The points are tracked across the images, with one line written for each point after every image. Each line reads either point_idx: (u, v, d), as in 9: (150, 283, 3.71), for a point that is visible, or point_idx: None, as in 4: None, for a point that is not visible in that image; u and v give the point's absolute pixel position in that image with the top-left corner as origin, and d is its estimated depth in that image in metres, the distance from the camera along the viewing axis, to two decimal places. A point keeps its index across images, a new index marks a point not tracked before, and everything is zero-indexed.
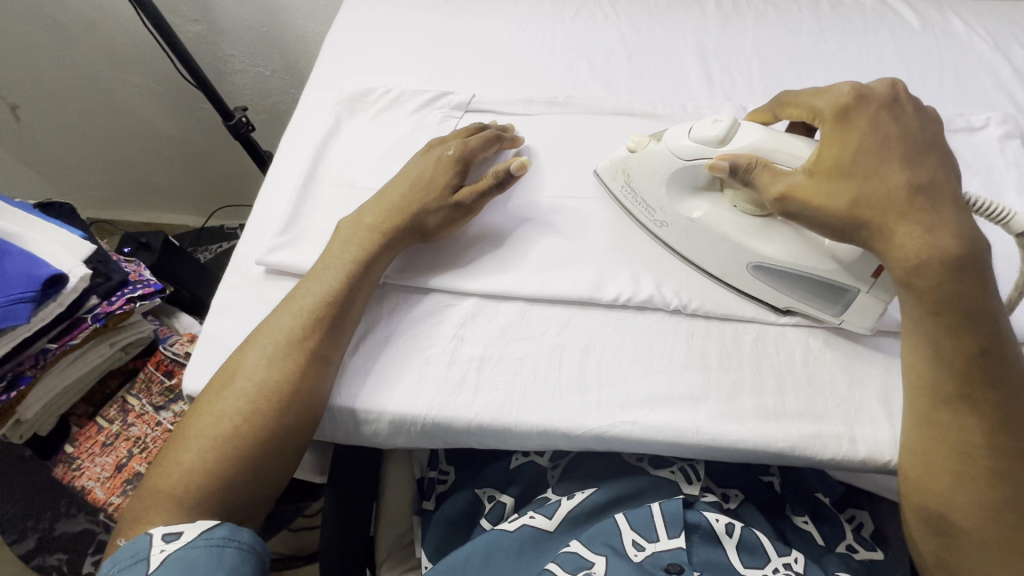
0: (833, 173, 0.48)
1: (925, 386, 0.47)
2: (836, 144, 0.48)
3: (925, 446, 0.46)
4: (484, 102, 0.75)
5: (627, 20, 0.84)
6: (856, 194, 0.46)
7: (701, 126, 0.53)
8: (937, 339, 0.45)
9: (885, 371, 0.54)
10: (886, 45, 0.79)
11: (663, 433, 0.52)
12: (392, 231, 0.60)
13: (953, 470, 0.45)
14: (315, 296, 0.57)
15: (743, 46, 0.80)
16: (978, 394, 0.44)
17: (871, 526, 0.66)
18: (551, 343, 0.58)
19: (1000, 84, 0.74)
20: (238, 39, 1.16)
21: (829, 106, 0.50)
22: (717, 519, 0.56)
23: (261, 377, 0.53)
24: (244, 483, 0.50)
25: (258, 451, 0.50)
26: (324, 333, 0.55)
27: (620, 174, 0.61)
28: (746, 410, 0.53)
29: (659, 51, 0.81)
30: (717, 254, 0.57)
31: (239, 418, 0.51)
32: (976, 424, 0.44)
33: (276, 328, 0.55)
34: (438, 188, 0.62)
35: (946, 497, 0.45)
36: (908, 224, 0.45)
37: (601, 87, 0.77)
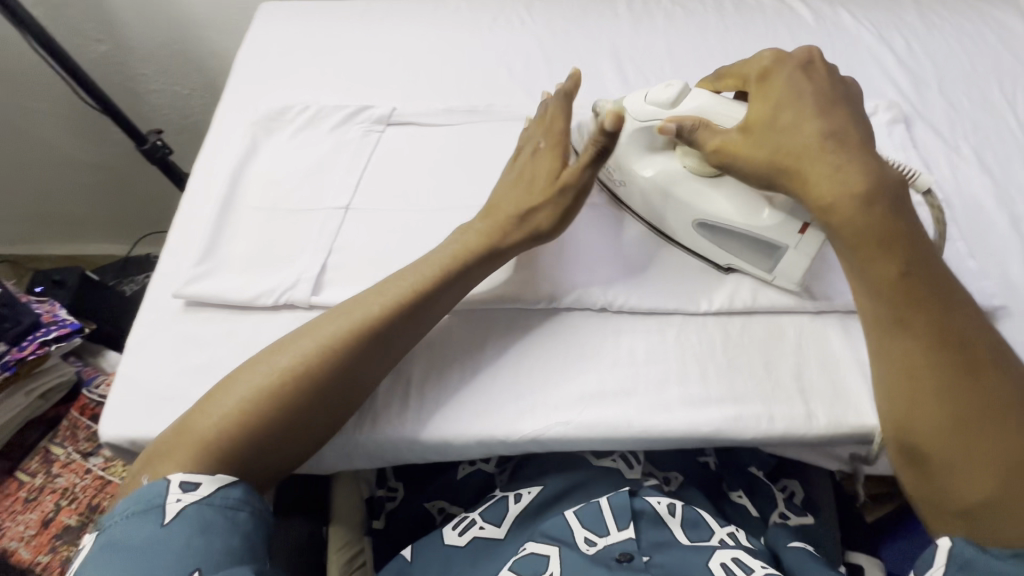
0: (761, 128, 0.51)
1: (868, 323, 0.49)
2: (763, 102, 0.52)
3: (884, 384, 0.48)
4: (405, 114, 0.74)
5: (544, 24, 0.86)
6: (776, 146, 0.49)
7: (656, 91, 0.58)
8: (868, 271, 0.48)
9: (798, 347, 0.58)
10: (785, 40, 0.84)
11: (596, 430, 0.54)
12: (489, 229, 0.59)
13: (909, 398, 0.46)
14: (405, 277, 0.56)
15: (655, 46, 0.84)
16: (907, 315, 0.47)
17: (801, 492, 0.71)
18: (504, 355, 0.58)
19: (885, 72, 0.81)
20: (148, 57, 1.10)
21: (755, 71, 0.55)
22: (659, 502, 0.58)
23: (340, 340, 0.52)
24: (272, 445, 0.49)
25: (298, 416, 0.50)
26: (401, 321, 0.54)
27: (586, 136, 0.67)
28: (673, 399, 0.55)
29: (576, 55, 0.83)
30: (667, 213, 0.62)
31: (298, 374, 0.50)
32: (914, 344, 0.46)
33: (365, 297, 0.55)
34: (545, 177, 0.60)
35: (916, 423, 0.46)
36: (820, 166, 0.47)
37: (522, 92, 0.78)
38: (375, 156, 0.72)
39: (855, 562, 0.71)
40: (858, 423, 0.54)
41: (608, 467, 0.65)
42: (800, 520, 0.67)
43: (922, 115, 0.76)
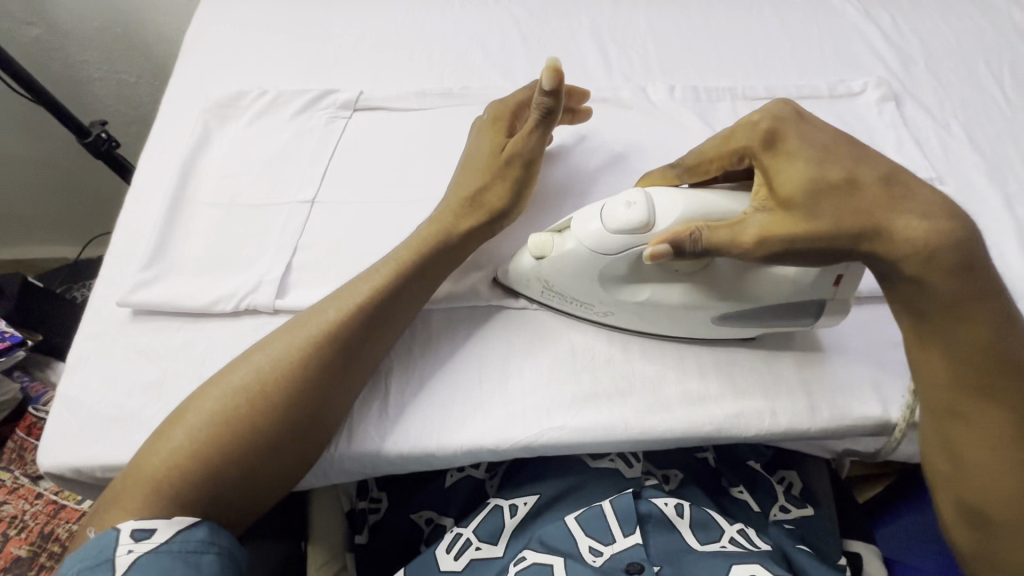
0: (801, 198, 0.43)
1: (947, 385, 0.44)
2: (794, 165, 0.43)
3: (961, 446, 0.45)
4: (373, 98, 0.69)
5: (519, 2, 0.81)
6: (838, 211, 0.42)
7: (614, 211, 0.46)
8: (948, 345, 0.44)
9: (798, 338, 0.55)
10: (770, 17, 0.81)
11: (592, 435, 0.50)
12: (447, 221, 0.54)
13: (994, 465, 0.44)
14: (360, 286, 0.52)
15: (637, 24, 0.79)
16: (998, 379, 0.43)
17: (799, 483, 0.69)
18: (520, 363, 0.54)
19: (872, 48, 0.78)
20: (88, 42, 1.01)
21: (752, 138, 0.46)
22: (667, 503, 0.55)
23: (292, 357, 0.48)
24: (228, 480, 0.44)
25: (254, 445, 0.45)
26: (359, 331, 0.50)
27: (535, 281, 0.54)
28: (672, 398, 0.52)
29: (554, 34, 0.78)
30: (679, 320, 0.52)
31: (248, 400, 0.46)
32: (1003, 409, 0.44)
33: (315, 310, 0.51)
34: (491, 156, 0.56)
35: (989, 492, 0.44)
36: (902, 217, 0.42)
37: (498, 74, 0.73)
38: (341, 145, 0.66)
39: (854, 551, 0.71)
40: (862, 415, 0.52)
41: (606, 469, 0.61)
42: (801, 513, 0.66)
43: (911, 93, 0.74)
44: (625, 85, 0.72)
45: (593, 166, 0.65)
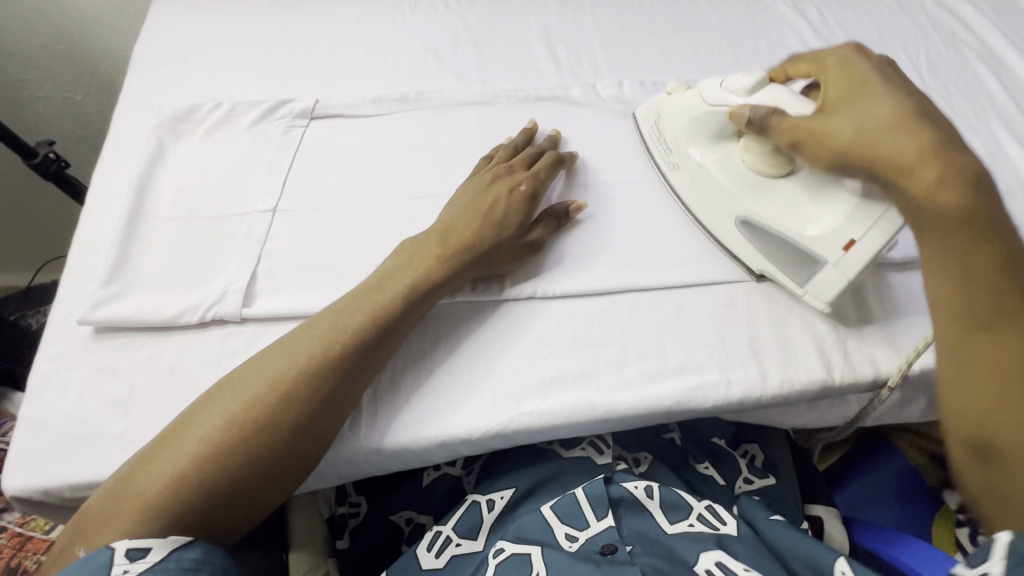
0: (839, 108, 0.51)
1: (956, 305, 0.46)
2: (840, 83, 0.52)
3: (970, 367, 0.46)
4: (330, 106, 0.70)
5: (469, 7, 0.84)
6: (856, 126, 0.49)
7: (733, 78, 0.58)
8: (962, 268, 0.46)
9: (747, 314, 0.59)
10: (708, 13, 0.85)
11: (560, 416, 0.53)
12: (460, 264, 0.56)
13: (1002, 389, 0.44)
14: (359, 307, 0.52)
15: (584, 24, 0.83)
16: (1011, 305, 0.45)
17: (761, 455, 0.74)
18: (511, 360, 0.55)
19: (802, 41, 0.84)
20: (29, 60, 0.98)
21: (834, 56, 0.55)
22: (637, 486, 0.58)
23: (291, 380, 0.48)
24: (220, 499, 0.44)
25: (249, 465, 0.45)
26: (356, 354, 0.50)
27: (653, 112, 0.67)
28: (633, 376, 0.55)
29: (504, 37, 0.81)
30: (714, 205, 0.61)
31: (244, 420, 0.46)
32: (1012, 335, 0.45)
33: (311, 329, 0.51)
34: (512, 223, 0.59)
35: (999, 415, 0.44)
36: (913, 138, 0.46)
37: (452, 77, 0.75)
38: (300, 153, 0.67)
39: (815, 513, 0.75)
40: (808, 379, 0.56)
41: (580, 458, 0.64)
42: (763, 482, 0.70)
43: None
44: (575, 83, 0.75)
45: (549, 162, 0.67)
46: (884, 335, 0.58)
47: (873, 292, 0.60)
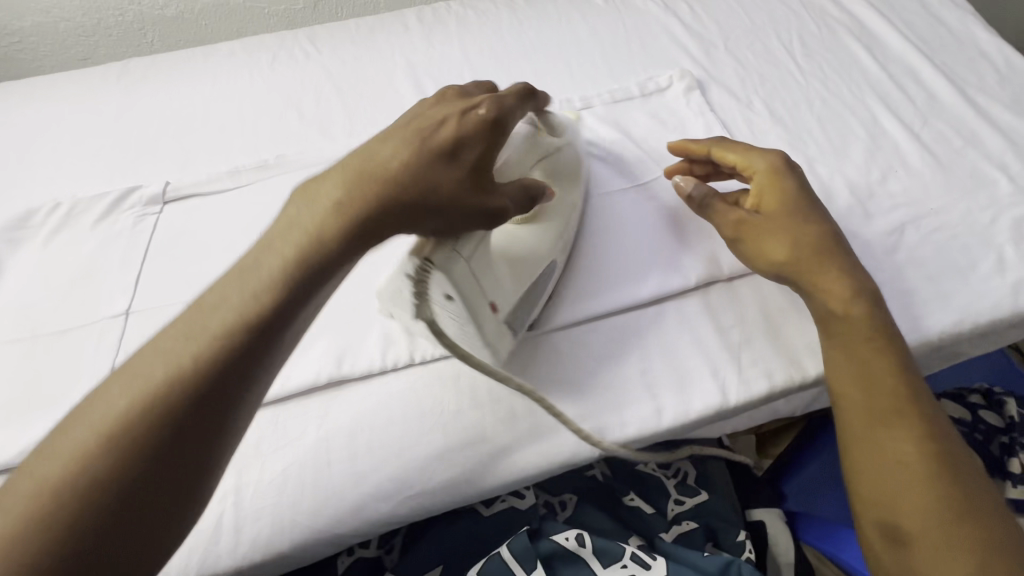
0: (764, 221, 0.55)
1: (854, 400, 0.48)
2: (776, 191, 0.56)
3: (870, 458, 0.46)
4: (182, 186, 0.65)
5: (331, 53, 0.80)
6: (793, 243, 0.53)
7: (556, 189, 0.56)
8: (845, 372, 0.49)
9: (637, 343, 0.57)
10: (578, 25, 0.83)
11: (449, 491, 0.51)
12: (398, 172, 0.40)
13: (902, 483, 0.44)
14: (274, 253, 0.38)
15: (451, 55, 0.80)
16: (905, 406, 0.46)
17: (694, 471, 0.74)
18: (398, 433, 0.52)
19: (676, 40, 0.82)
20: None
21: (764, 166, 0.57)
22: (567, 538, 0.62)
23: (189, 352, 0.34)
24: (109, 534, 0.31)
25: (136, 478, 0.32)
26: (277, 306, 0.36)
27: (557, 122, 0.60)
28: (524, 433, 0.53)
29: (370, 80, 0.77)
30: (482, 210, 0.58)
31: (127, 415, 0.33)
32: (911, 432, 0.45)
33: (216, 289, 0.37)
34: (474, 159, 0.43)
35: (901, 505, 0.44)
36: (829, 272, 0.52)
37: (316, 133, 0.72)
38: (153, 244, 0.62)
39: (758, 518, 0.76)
40: (704, 405, 0.54)
41: (502, 511, 0.66)
42: (693, 503, 0.71)
43: (714, 78, 0.78)
44: None
45: None
46: (773, 344, 0.57)
47: (758, 300, 0.59)
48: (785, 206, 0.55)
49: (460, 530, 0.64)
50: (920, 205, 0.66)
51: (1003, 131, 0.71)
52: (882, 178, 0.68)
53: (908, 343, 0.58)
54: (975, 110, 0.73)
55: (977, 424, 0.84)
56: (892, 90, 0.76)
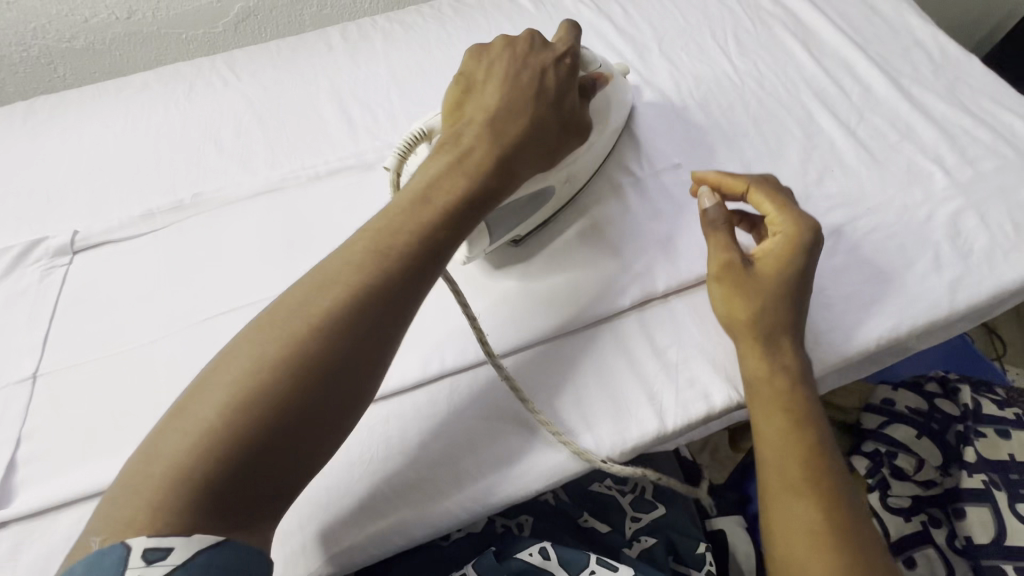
0: (743, 281, 0.54)
1: (771, 467, 0.50)
2: (782, 261, 0.53)
3: (783, 527, 0.48)
4: (91, 234, 0.62)
5: (251, 79, 0.76)
6: (757, 309, 0.53)
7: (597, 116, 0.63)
8: (768, 441, 0.51)
9: (573, 371, 0.56)
10: (509, 35, 0.80)
11: (382, 541, 0.50)
12: (507, 113, 0.52)
13: (807, 550, 0.46)
14: (399, 225, 0.45)
15: (377, 74, 0.77)
16: (816, 477, 0.48)
17: (651, 485, 0.74)
18: (326, 485, 0.51)
19: (609, 45, 0.80)
20: None
21: (792, 233, 0.54)
22: (532, 554, 0.60)
23: (325, 313, 0.41)
24: (289, 434, 0.38)
25: (282, 423, 0.38)
26: (401, 275, 0.44)
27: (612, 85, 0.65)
28: (458, 475, 0.52)
29: (292, 105, 0.74)
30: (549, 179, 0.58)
31: (279, 364, 0.39)
32: (819, 502, 0.47)
33: (345, 255, 0.44)
34: (553, 87, 0.54)
35: (804, 574, 0.46)
36: (762, 349, 0.52)
37: (237, 166, 0.68)
38: (64, 298, 0.59)
39: (718, 527, 0.77)
40: (641, 435, 0.53)
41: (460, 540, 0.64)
42: (650, 517, 0.71)
43: (649, 83, 0.76)
44: (372, 146, 0.70)
45: None
46: (711, 365, 0.56)
47: (693, 319, 0.58)
48: (782, 283, 0.53)
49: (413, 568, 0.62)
50: (857, 205, 0.65)
51: (937, 122, 0.70)
52: (819, 179, 0.67)
53: (847, 352, 0.57)
54: (910, 102, 0.72)
55: (932, 413, 0.84)
56: (828, 85, 0.75)
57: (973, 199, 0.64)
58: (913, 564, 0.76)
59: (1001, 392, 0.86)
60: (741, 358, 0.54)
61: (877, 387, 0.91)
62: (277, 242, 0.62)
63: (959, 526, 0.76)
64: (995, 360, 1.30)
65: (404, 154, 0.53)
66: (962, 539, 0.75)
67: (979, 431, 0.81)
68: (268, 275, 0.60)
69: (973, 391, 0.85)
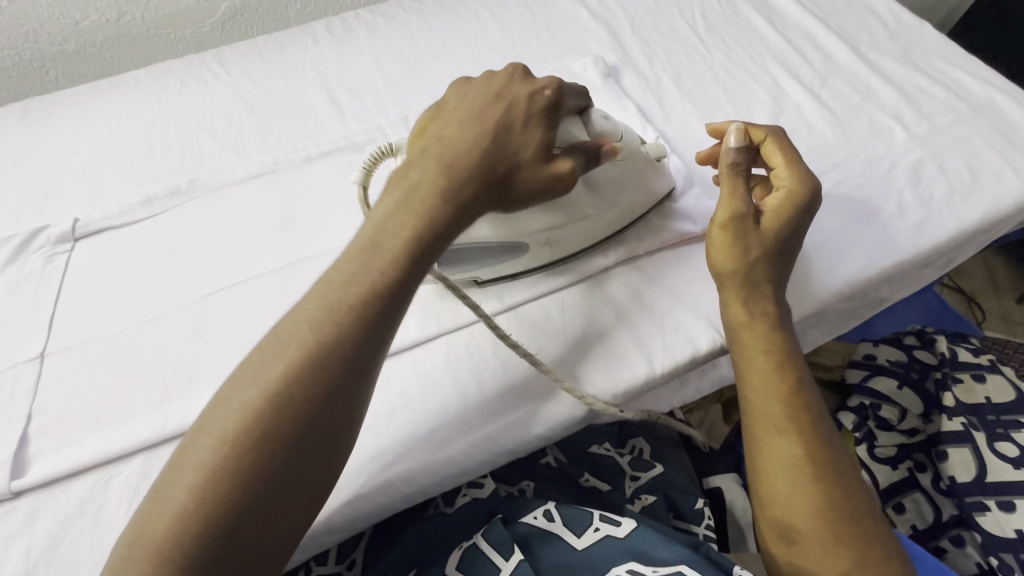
0: (741, 231, 0.54)
1: (754, 408, 0.52)
2: (781, 216, 0.54)
3: (767, 461, 0.51)
4: (91, 221, 0.64)
5: (241, 73, 0.79)
6: (749, 258, 0.54)
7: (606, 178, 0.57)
8: (751, 384, 0.53)
9: (563, 327, 0.58)
10: (487, 22, 0.84)
11: (390, 493, 0.52)
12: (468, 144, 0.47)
13: (789, 480, 0.49)
14: (352, 274, 0.42)
15: (363, 64, 0.80)
16: (796, 413, 0.50)
17: (648, 446, 0.76)
18: None
19: (583, 27, 0.84)
20: None
21: (795, 191, 0.55)
22: (536, 517, 0.61)
23: (282, 382, 0.38)
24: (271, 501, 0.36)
25: (263, 491, 0.36)
26: (359, 333, 0.41)
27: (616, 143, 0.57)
28: (461, 426, 0.54)
29: (282, 96, 0.76)
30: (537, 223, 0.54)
31: (246, 439, 0.37)
32: (799, 436, 0.50)
33: (296, 317, 0.41)
34: (522, 122, 0.49)
35: (788, 506, 0.48)
36: (745, 299, 0.54)
37: (231, 154, 0.71)
38: (67, 282, 0.61)
39: (716, 485, 0.79)
40: (631, 381, 0.55)
41: (467, 506, 0.65)
42: (649, 475, 0.73)
43: (624, 60, 0.80)
44: (360, 129, 0.72)
45: (344, 222, 0.64)
46: (694, 313, 0.59)
47: (675, 272, 0.61)
48: (775, 238, 0.54)
49: (420, 538, 0.63)
50: (823, 161, 0.68)
51: (895, 83, 0.75)
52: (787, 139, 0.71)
53: (822, 294, 0.60)
54: (869, 67, 0.76)
55: (912, 364, 0.88)
56: (792, 54, 0.79)
57: (932, 149, 0.68)
58: (902, 508, 0.80)
59: (975, 342, 0.90)
60: (724, 305, 0.56)
61: (860, 345, 0.95)
62: (273, 220, 0.65)
63: (943, 468, 0.79)
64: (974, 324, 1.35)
65: (370, 168, 0.51)
66: (947, 480, 0.78)
67: (956, 376, 0.84)
68: (265, 252, 0.62)
69: (948, 341, 0.88)
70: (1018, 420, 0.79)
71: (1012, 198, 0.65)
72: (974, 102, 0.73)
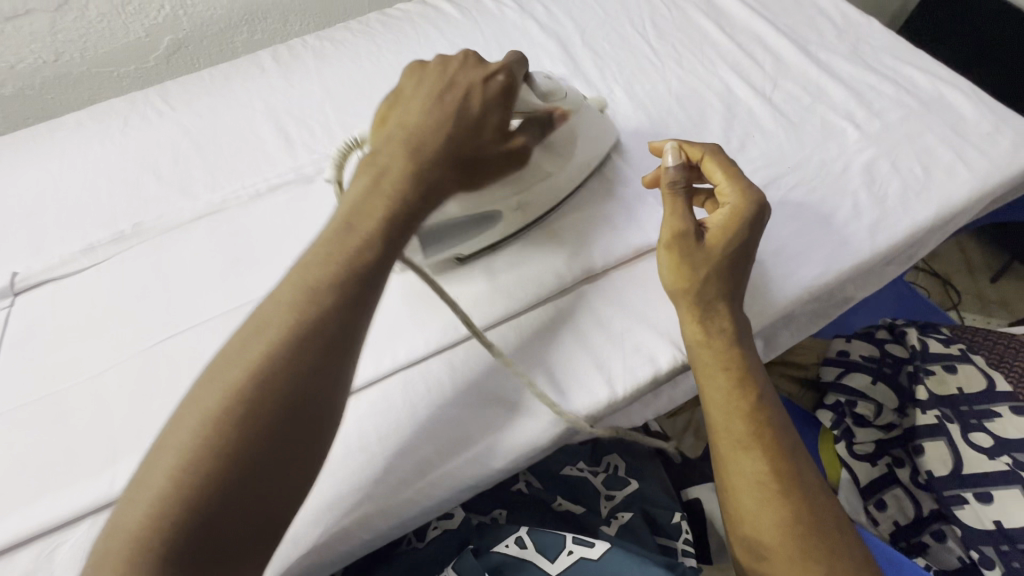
0: (688, 250, 0.54)
1: (717, 426, 0.51)
2: (728, 232, 0.54)
3: (732, 480, 0.50)
4: (32, 274, 0.62)
5: (186, 109, 0.77)
6: (699, 277, 0.53)
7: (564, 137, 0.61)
8: (713, 401, 0.52)
9: (522, 354, 0.57)
10: (437, 42, 0.83)
11: (350, 540, 0.50)
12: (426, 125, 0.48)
13: (755, 498, 0.48)
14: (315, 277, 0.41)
15: (311, 92, 0.78)
16: (758, 429, 0.50)
17: (622, 462, 0.75)
18: None
19: (534, 42, 0.83)
20: None
21: (739, 206, 0.55)
22: (507, 545, 0.60)
23: (243, 387, 0.37)
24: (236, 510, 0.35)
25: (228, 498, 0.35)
26: (321, 336, 0.40)
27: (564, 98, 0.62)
28: (420, 466, 0.52)
29: (229, 130, 0.75)
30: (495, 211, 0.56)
31: (212, 446, 0.36)
32: (763, 452, 0.49)
33: (259, 321, 0.40)
34: (479, 104, 0.50)
35: (756, 523, 0.48)
36: (700, 318, 0.53)
37: (177, 194, 0.69)
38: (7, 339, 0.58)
39: (694, 497, 0.78)
40: (592, 404, 0.54)
41: (437, 539, 0.63)
42: (624, 492, 0.72)
43: (576, 73, 0.79)
44: (311, 160, 0.71)
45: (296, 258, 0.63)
46: (653, 329, 0.58)
47: (634, 290, 0.60)
48: (724, 253, 0.54)
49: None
50: (778, 165, 0.68)
51: (846, 82, 0.75)
52: (742, 144, 0.70)
53: (782, 302, 0.59)
54: (820, 67, 0.76)
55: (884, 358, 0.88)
56: (743, 59, 0.78)
57: (885, 147, 0.68)
58: (884, 505, 0.80)
59: (946, 331, 0.90)
60: (680, 323, 0.55)
61: (833, 342, 0.95)
62: (222, 260, 0.63)
63: (921, 462, 0.78)
64: (951, 310, 1.35)
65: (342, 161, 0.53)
66: (925, 473, 0.78)
67: (927, 368, 0.84)
68: (215, 294, 0.61)
69: (919, 333, 0.88)
70: (990, 410, 0.78)
71: (966, 192, 0.65)
72: (923, 97, 0.73)
